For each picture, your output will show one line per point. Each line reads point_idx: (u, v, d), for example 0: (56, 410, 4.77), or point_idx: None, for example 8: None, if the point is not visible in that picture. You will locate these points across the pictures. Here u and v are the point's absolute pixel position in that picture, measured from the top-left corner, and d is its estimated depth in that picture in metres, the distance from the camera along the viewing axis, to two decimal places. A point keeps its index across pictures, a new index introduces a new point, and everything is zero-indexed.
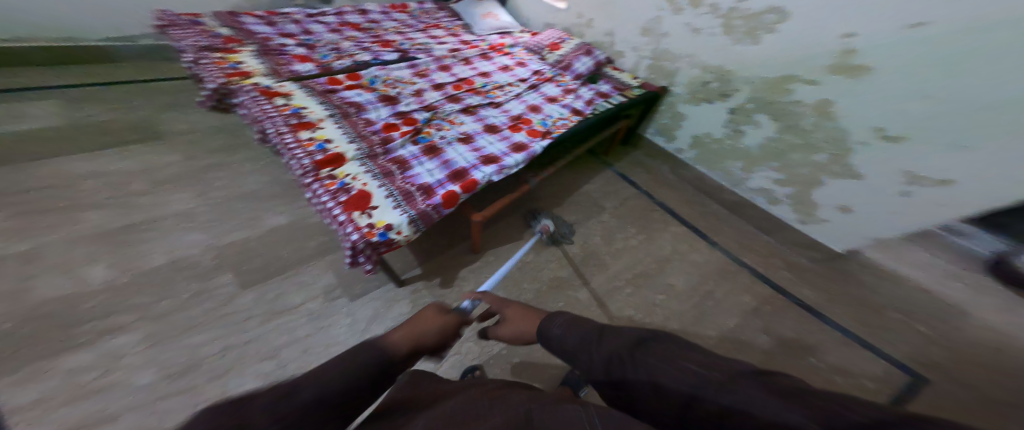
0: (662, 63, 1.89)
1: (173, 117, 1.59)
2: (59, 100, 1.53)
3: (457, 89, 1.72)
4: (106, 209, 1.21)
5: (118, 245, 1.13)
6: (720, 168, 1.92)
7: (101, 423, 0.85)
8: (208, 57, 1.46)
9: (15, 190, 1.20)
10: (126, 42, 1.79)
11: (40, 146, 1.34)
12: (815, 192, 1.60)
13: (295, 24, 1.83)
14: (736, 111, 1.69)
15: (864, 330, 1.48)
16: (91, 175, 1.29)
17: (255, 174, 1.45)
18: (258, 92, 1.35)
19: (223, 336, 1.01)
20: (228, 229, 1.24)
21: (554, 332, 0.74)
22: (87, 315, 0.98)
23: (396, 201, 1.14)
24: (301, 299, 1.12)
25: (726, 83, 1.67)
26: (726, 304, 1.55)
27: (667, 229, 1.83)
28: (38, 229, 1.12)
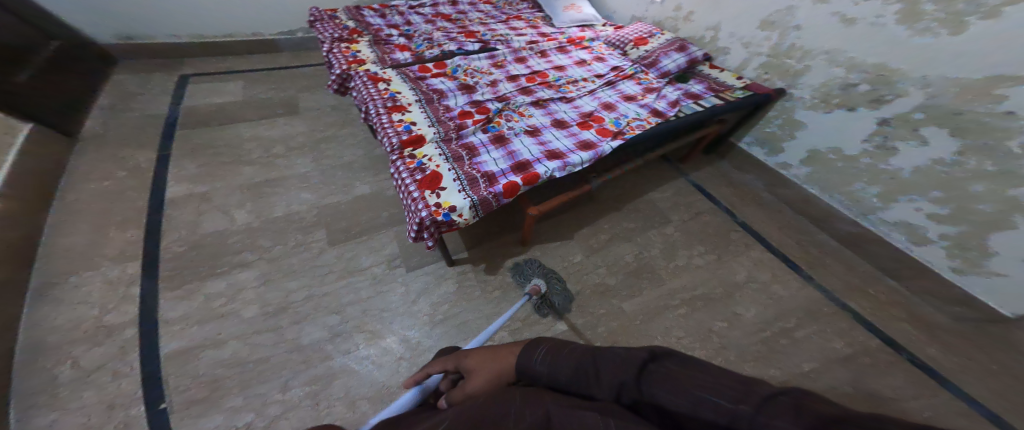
0: (782, 61, 1.64)
1: (306, 96, 1.95)
2: (240, 81, 1.99)
3: (530, 82, 1.76)
4: (255, 166, 1.56)
5: (256, 196, 1.46)
6: (842, 191, 1.62)
7: (215, 344, 1.10)
8: (338, 47, 1.72)
9: (202, 147, 1.61)
10: (288, 35, 2.23)
11: (220, 114, 1.77)
12: (995, 237, 1.27)
13: (400, 16, 2.06)
14: (894, 122, 1.38)
15: (1006, 407, 1.23)
16: (244, 140, 1.66)
17: (353, 148, 1.71)
18: (368, 77, 1.57)
19: (309, 285, 1.25)
20: (329, 193, 1.51)
21: (541, 365, 0.66)
22: (228, 250, 1.30)
23: (462, 185, 1.25)
24: (369, 262, 1.33)
25: (885, 86, 1.36)
26: (805, 348, 1.34)
27: (745, 253, 1.64)
28: (213, 178, 1.50)
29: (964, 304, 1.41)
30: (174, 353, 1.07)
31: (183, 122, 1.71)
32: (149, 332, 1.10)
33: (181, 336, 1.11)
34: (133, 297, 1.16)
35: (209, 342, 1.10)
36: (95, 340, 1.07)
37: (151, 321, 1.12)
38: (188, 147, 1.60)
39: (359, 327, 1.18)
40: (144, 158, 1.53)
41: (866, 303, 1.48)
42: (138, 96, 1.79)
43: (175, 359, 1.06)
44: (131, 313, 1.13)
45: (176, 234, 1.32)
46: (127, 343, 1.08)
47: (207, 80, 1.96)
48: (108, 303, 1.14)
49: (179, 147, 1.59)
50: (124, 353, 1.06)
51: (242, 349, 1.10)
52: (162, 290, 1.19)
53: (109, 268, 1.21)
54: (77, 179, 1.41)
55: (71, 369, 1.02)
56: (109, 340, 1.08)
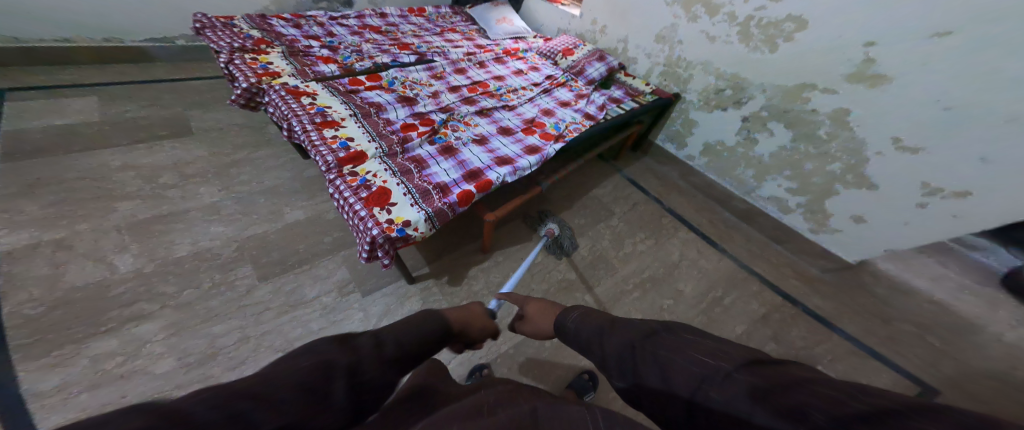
0: (675, 70, 1.90)
1: (200, 115, 1.63)
2: (99, 98, 1.59)
3: (472, 92, 1.74)
4: (137, 200, 1.24)
5: (146, 235, 1.16)
6: (731, 176, 1.90)
7: (121, 410, 0.85)
8: (240, 58, 1.48)
9: (52, 180, 1.23)
10: (163, 43, 1.86)
11: (79, 137, 1.39)
12: (829, 201, 1.57)
13: (319, 27, 1.88)
14: (750, 119, 1.69)
15: (873, 339, 1.46)
16: (114, 170, 1.31)
17: (276, 170, 1.47)
18: (285, 91, 1.37)
19: (243, 326, 1.02)
20: (250, 222, 1.27)
21: (570, 323, 0.75)
22: (116, 301, 1.00)
23: (414, 199, 1.15)
24: (316, 293, 1.13)
25: (740, 91, 1.67)
26: (735, 310, 1.52)
27: (676, 235, 1.82)
28: (75, 217, 1.15)
29: (823, 258, 1.69)
30: (65, 427, 0.81)
31: (14, 151, 1.29)
32: (10, 413, 0.81)
33: (67, 408, 0.84)
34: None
35: (114, 407, 0.85)
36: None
37: (12, 397, 0.83)
38: (28, 181, 1.21)
39: None
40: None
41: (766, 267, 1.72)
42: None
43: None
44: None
45: (28, 293, 0.98)
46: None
47: (41, 96, 1.52)
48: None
49: (15, 182, 1.20)
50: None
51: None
52: (19, 361, 0.87)
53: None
54: None
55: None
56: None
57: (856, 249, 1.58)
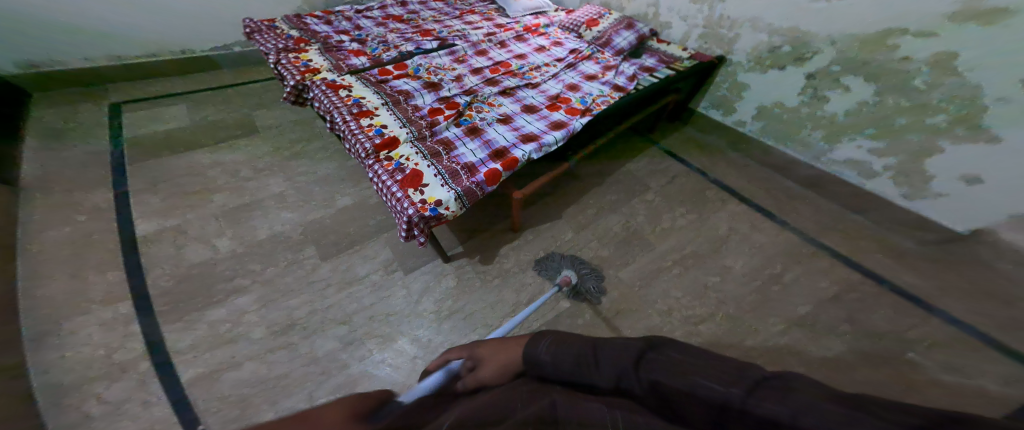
0: (718, 31, 1.78)
1: (262, 114, 1.85)
2: (185, 105, 1.86)
3: (494, 73, 1.75)
4: (225, 193, 1.48)
5: (234, 221, 1.39)
6: (794, 140, 1.76)
7: (231, 367, 1.07)
8: (286, 58, 1.61)
9: (163, 179, 1.50)
10: (225, 50, 2.10)
11: (176, 141, 1.66)
12: (929, 161, 1.39)
13: (347, 21, 1.98)
14: (818, 76, 1.54)
15: (992, 326, 1.29)
16: (204, 168, 1.56)
17: (327, 161, 1.65)
18: (325, 86, 1.50)
19: (311, 301, 1.21)
20: (311, 209, 1.45)
21: (544, 356, 0.65)
22: (222, 276, 1.24)
23: (444, 179, 1.24)
24: (366, 271, 1.30)
25: (804, 46, 1.54)
26: (796, 288, 1.43)
27: (724, 208, 1.73)
28: (183, 208, 1.41)
29: (919, 227, 1.52)
30: (196, 379, 1.04)
31: (132, 157, 1.58)
32: (162, 365, 1.05)
33: (196, 363, 1.06)
34: (135, 334, 1.10)
35: (226, 365, 1.07)
36: (111, 377, 1.02)
37: (161, 353, 1.07)
38: (147, 181, 1.49)
39: (369, 333, 1.16)
40: (100, 198, 1.41)
41: (837, 238, 1.59)
42: (70, 133, 1.63)
43: (198, 385, 1.03)
44: (139, 348, 1.07)
45: (161, 270, 1.24)
46: (146, 375, 1.03)
47: (143, 106, 1.82)
48: (111, 343, 1.07)
49: (139, 181, 1.48)
50: (145, 385, 1.01)
51: (260, 367, 1.07)
52: (162, 325, 1.12)
53: (101, 311, 1.13)
54: (33, 229, 1.28)
55: (98, 406, 0.97)
56: (127, 375, 1.02)
57: (968, 215, 1.40)
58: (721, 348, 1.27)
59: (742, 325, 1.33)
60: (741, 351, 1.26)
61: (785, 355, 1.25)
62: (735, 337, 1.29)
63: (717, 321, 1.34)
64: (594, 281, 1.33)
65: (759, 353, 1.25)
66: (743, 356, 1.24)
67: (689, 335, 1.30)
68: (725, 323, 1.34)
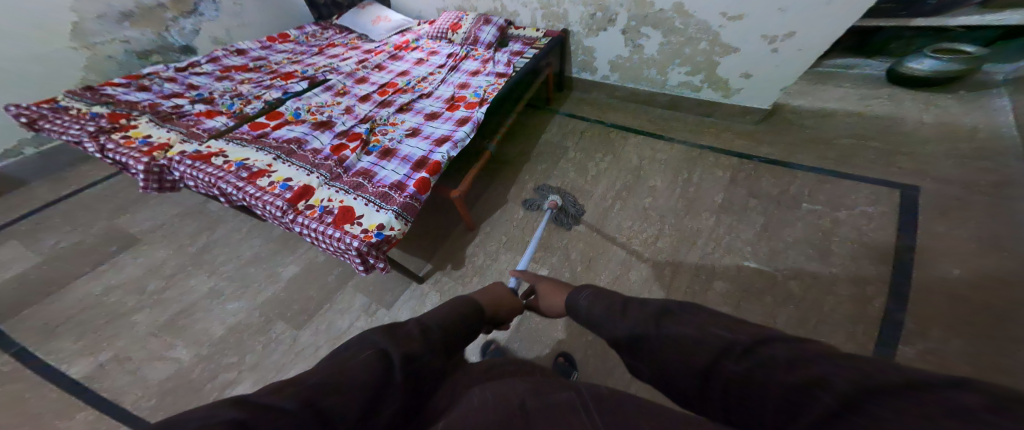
0: (551, 10, 2.03)
1: (127, 221, 1.57)
2: (27, 238, 1.51)
3: (383, 95, 1.75)
4: (148, 308, 1.28)
5: (176, 332, 1.22)
6: (642, 79, 2.10)
7: None
8: (111, 141, 1.36)
9: (55, 325, 1.23)
10: (13, 157, 1.74)
11: (42, 280, 1.35)
12: (719, 70, 1.86)
13: (172, 82, 1.74)
14: (627, 31, 1.90)
15: (830, 164, 1.71)
16: (101, 295, 1.31)
17: (251, 238, 1.50)
18: (190, 160, 1.32)
19: (310, 365, 1.15)
20: (258, 288, 1.33)
21: (582, 304, 0.78)
22: (202, 379, 1.12)
23: (376, 205, 1.21)
24: (348, 322, 1.24)
25: (606, 10, 1.87)
26: (705, 183, 1.75)
27: (628, 143, 2.01)
28: (105, 341, 1.19)
29: (750, 112, 1.97)
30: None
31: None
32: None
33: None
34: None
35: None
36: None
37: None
38: (40, 329, 1.22)
39: None
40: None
41: (714, 137, 1.96)
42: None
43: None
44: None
45: (135, 392, 1.09)
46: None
47: None
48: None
49: (27, 335, 1.21)
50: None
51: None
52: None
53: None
54: None
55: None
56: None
57: (764, 96, 1.87)
58: (680, 254, 1.49)
59: (687, 229, 1.58)
60: (698, 251, 1.50)
61: (722, 235, 1.54)
62: (685, 241, 1.53)
63: (666, 233, 1.57)
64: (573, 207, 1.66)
65: (712, 249, 1.50)
66: (703, 253, 1.49)
67: (652, 254, 1.51)
68: (671, 233, 1.57)
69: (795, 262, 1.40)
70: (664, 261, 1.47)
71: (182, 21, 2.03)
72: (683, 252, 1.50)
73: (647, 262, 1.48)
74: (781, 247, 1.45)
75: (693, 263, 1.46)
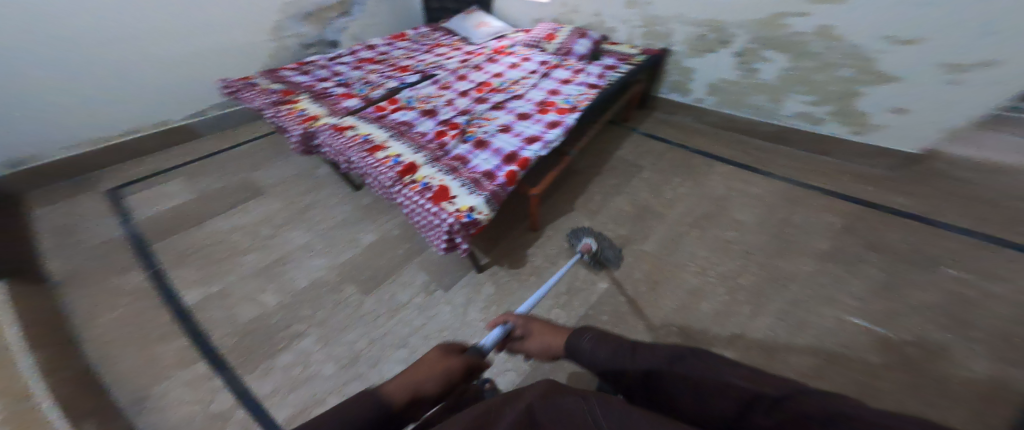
0: (654, 28, 2.01)
1: (261, 174, 1.87)
2: (182, 177, 1.86)
3: (479, 92, 1.85)
4: (255, 251, 1.50)
5: (273, 275, 1.41)
6: (745, 106, 1.97)
7: (314, 405, 1.08)
8: (282, 110, 1.65)
9: (190, 251, 1.51)
10: (200, 117, 2.13)
11: (186, 215, 1.66)
12: (859, 102, 1.63)
13: (324, 69, 2.02)
14: (743, 53, 1.80)
15: (989, 227, 1.46)
16: (226, 233, 1.57)
17: (340, 205, 1.69)
18: (331, 129, 1.53)
19: (366, 333, 1.24)
20: (340, 250, 1.49)
21: (586, 345, 0.75)
22: (278, 325, 1.27)
23: (469, 188, 1.29)
24: (408, 297, 1.34)
25: (722, 31, 1.80)
26: (807, 227, 1.56)
27: (713, 171, 1.89)
28: (220, 273, 1.43)
29: (885, 156, 1.72)
30: (290, 419, 1.06)
31: (150, 235, 1.56)
32: (257, 411, 1.07)
33: (286, 404, 1.09)
34: (221, 387, 1.12)
35: (312, 402, 1.09)
36: (215, 427, 1.04)
37: (251, 399, 1.09)
38: (177, 255, 1.49)
39: None
40: (136, 279, 1.40)
41: (825, 178, 1.76)
42: (78, 225, 1.60)
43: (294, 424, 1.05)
44: (230, 398, 1.10)
45: (221, 330, 1.26)
46: (245, 422, 1.05)
47: (142, 186, 1.81)
48: (203, 398, 1.10)
49: (167, 256, 1.49)
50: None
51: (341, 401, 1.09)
52: (243, 375, 1.15)
53: (181, 372, 1.15)
54: (82, 319, 1.27)
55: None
56: (229, 423, 1.05)
57: (914, 137, 1.60)
58: (766, 296, 1.35)
59: (775, 271, 1.42)
60: (788, 297, 1.33)
61: (824, 284, 1.36)
62: (776, 284, 1.38)
63: (750, 271, 1.43)
64: (611, 250, 1.44)
65: (807, 297, 1.33)
66: (792, 300, 1.32)
67: (732, 290, 1.38)
68: (757, 273, 1.42)
69: (926, 331, 1.20)
70: (745, 301, 1.34)
71: (339, 20, 2.39)
72: (769, 295, 1.35)
73: (723, 296, 1.37)
74: (903, 311, 1.25)
75: (779, 308, 1.31)
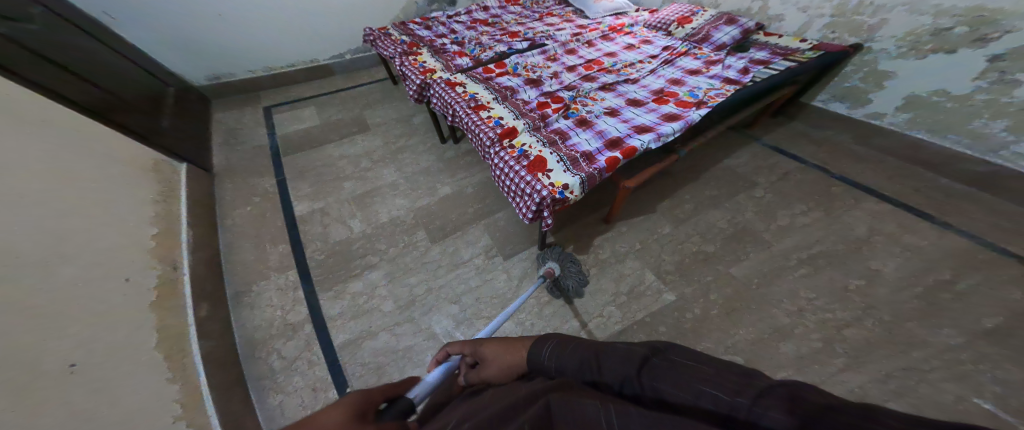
0: (852, 17, 1.59)
1: (371, 113, 2.08)
2: (313, 106, 2.17)
3: (589, 69, 1.72)
4: (353, 180, 1.69)
5: (361, 205, 1.59)
6: (958, 131, 1.49)
7: (370, 336, 1.22)
8: (406, 60, 1.73)
9: (308, 169, 1.77)
10: (338, 59, 2.43)
11: (307, 140, 1.93)
12: None
13: (443, 26, 2.08)
14: (1007, 57, 1.28)
15: None
16: (335, 159, 1.80)
17: (427, 154, 1.79)
18: (444, 84, 1.56)
19: (427, 279, 1.33)
20: (420, 196, 1.60)
21: (547, 358, 0.61)
22: (357, 253, 1.43)
23: (566, 165, 1.24)
24: (469, 255, 1.39)
25: (988, 24, 1.28)
26: (973, 297, 1.23)
27: (856, 207, 1.55)
28: (323, 194, 1.65)
29: None
30: (345, 344, 1.21)
31: (281, 150, 1.88)
32: (321, 328, 1.24)
33: (345, 329, 1.24)
34: (301, 299, 1.32)
35: (366, 333, 1.22)
36: (286, 335, 1.24)
37: (320, 318, 1.27)
38: (297, 170, 1.77)
39: (478, 313, 1.24)
40: (267, 184, 1.70)
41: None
42: (238, 131, 1.98)
43: (347, 350, 1.19)
44: (304, 312, 1.28)
45: (314, 245, 1.47)
46: (310, 337, 1.23)
47: (286, 109, 2.15)
48: (285, 305, 1.30)
49: (290, 171, 1.76)
50: (310, 346, 1.21)
51: (392, 339, 1.21)
52: (319, 292, 1.33)
53: (276, 277, 1.38)
54: (222, 207, 1.59)
55: (279, 360, 1.18)
56: (296, 335, 1.23)
57: None
58: (874, 355, 1.13)
59: (902, 335, 1.17)
60: (903, 361, 1.11)
61: (972, 372, 1.08)
62: (892, 345, 1.15)
63: (867, 326, 1.20)
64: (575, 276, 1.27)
65: (932, 366, 1.10)
66: (907, 365, 1.11)
67: (833, 341, 1.17)
68: (874, 331, 1.19)
69: None
70: (843, 353, 1.14)
71: None
72: (879, 354, 1.13)
73: (815, 343, 1.17)
74: None
75: (883, 367, 1.10)
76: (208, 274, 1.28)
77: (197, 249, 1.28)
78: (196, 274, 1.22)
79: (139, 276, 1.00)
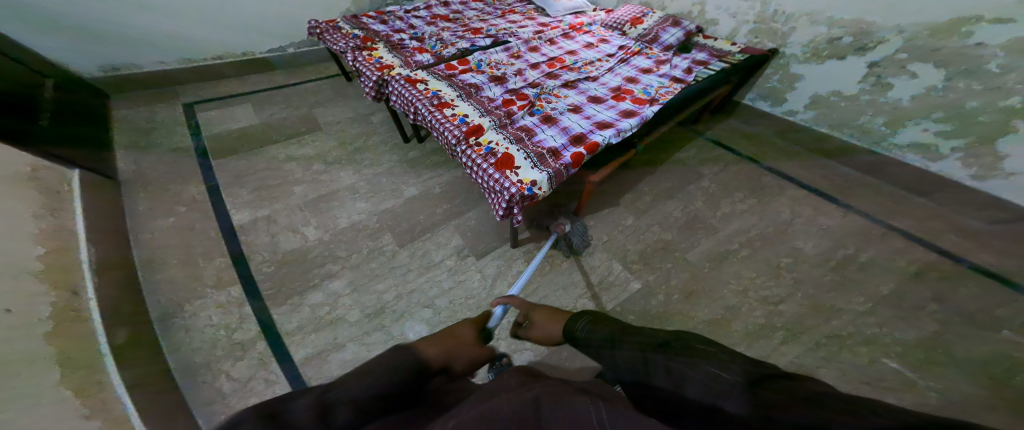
0: (769, 25, 1.79)
1: (321, 111, 1.92)
2: (249, 103, 1.95)
3: (551, 67, 1.74)
4: (305, 184, 1.55)
5: (317, 211, 1.46)
6: (851, 126, 1.74)
7: (335, 349, 1.13)
8: (360, 56, 1.61)
9: (251, 173, 1.59)
10: (278, 53, 2.19)
11: (246, 140, 1.73)
12: (1003, 141, 1.39)
13: (400, 20, 1.98)
14: (882, 63, 1.52)
15: None
16: (282, 161, 1.64)
17: (388, 154, 1.70)
18: (404, 80, 1.49)
19: (396, 285, 1.27)
20: (382, 199, 1.51)
21: (580, 330, 0.72)
22: (315, 262, 1.31)
23: (533, 162, 1.24)
24: (440, 257, 1.34)
25: (868, 35, 1.52)
26: (875, 268, 1.46)
27: (782, 194, 1.75)
28: (270, 200, 1.49)
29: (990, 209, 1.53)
30: (308, 358, 1.11)
31: (213, 151, 1.67)
32: (278, 344, 1.13)
33: (306, 343, 1.14)
34: (249, 316, 1.18)
35: (331, 346, 1.13)
36: (235, 356, 1.11)
37: (275, 334, 1.15)
38: (234, 174, 1.58)
39: (453, 316, 1.20)
40: (195, 191, 1.50)
41: (909, 219, 1.61)
42: (154, 131, 1.72)
43: (311, 363, 1.10)
44: (255, 329, 1.16)
45: (262, 256, 1.32)
46: (264, 354, 1.11)
47: (213, 106, 1.91)
48: (230, 324, 1.16)
49: (225, 175, 1.57)
50: (265, 364, 1.09)
51: (361, 349, 1.13)
52: (271, 307, 1.20)
53: (215, 294, 1.22)
54: (141, 218, 1.38)
55: (229, 382, 1.06)
56: (248, 354, 1.11)
57: None
58: (804, 327, 1.29)
59: (826, 306, 1.35)
60: (827, 330, 1.29)
61: (876, 333, 1.28)
62: (818, 316, 1.32)
63: (797, 300, 1.36)
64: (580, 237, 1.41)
65: (849, 333, 1.28)
66: (830, 334, 1.28)
67: (772, 316, 1.32)
68: (803, 303, 1.35)
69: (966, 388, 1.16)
70: (781, 327, 1.29)
71: None
72: (808, 325, 1.30)
73: (759, 320, 1.31)
74: (949, 364, 1.20)
75: (813, 338, 1.27)
76: (121, 296, 1.10)
77: (102, 270, 1.08)
78: (107, 298, 1.04)
79: (26, 304, 0.82)
